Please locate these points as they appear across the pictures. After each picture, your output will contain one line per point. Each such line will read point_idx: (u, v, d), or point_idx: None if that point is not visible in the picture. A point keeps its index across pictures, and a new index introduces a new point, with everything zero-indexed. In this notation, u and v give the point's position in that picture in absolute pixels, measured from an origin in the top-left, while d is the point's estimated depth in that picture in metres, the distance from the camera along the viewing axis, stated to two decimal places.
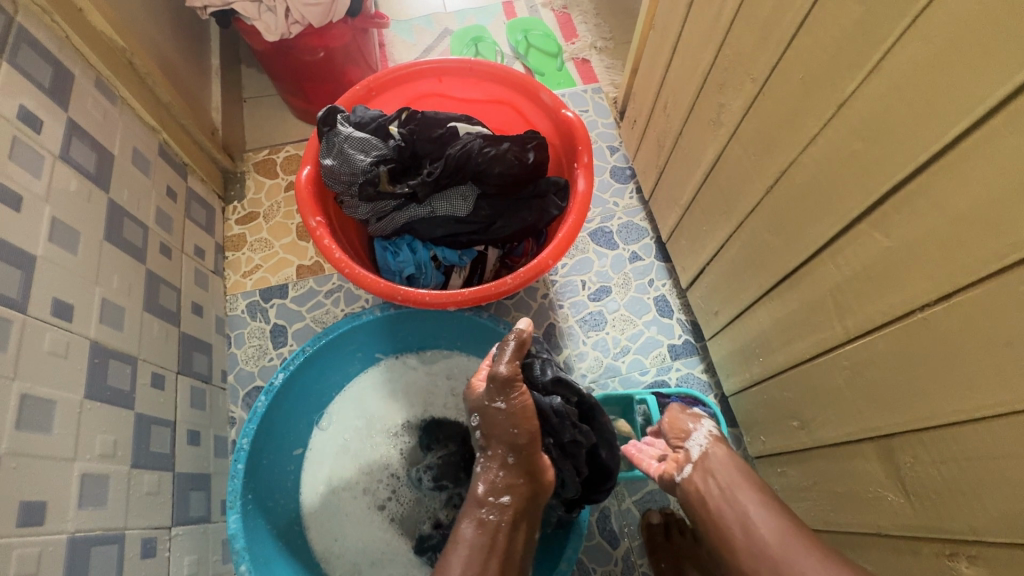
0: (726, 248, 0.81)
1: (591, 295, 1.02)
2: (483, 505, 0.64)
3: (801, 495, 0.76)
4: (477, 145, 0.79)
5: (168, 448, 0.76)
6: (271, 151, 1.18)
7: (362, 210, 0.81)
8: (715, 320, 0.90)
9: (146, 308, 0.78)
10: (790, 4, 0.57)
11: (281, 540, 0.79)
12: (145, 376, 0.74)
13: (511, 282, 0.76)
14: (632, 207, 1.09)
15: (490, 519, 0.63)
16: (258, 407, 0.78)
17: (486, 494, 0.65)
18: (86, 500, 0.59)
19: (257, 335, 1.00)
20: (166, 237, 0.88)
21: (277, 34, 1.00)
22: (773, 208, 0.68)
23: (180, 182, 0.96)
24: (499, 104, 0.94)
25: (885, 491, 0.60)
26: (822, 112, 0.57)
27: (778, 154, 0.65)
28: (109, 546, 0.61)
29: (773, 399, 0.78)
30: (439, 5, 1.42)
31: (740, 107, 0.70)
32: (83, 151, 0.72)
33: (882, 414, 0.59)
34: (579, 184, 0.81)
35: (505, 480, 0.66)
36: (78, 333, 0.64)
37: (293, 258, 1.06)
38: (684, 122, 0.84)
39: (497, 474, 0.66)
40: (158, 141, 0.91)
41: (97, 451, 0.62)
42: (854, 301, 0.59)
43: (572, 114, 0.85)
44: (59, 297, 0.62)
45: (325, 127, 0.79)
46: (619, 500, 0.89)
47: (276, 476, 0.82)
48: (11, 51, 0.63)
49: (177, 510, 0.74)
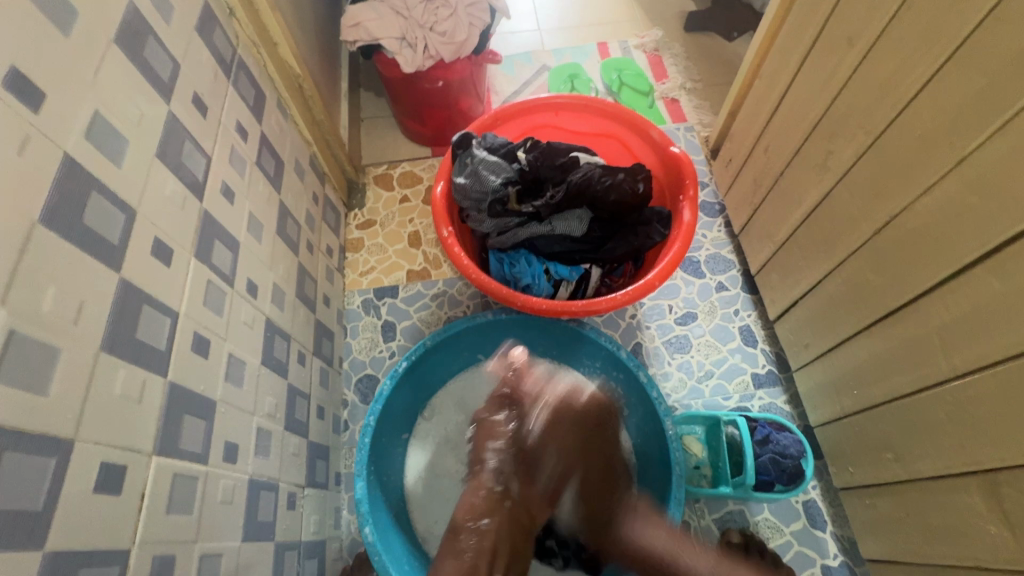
0: (824, 283, 0.86)
1: (677, 319, 1.07)
2: (478, 519, 0.74)
3: (893, 528, 0.80)
4: (597, 174, 0.89)
5: (305, 417, 0.86)
6: (389, 167, 1.31)
7: (486, 224, 0.91)
8: (805, 353, 0.94)
9: (296, 295, 0.90)
10: (916, 64, 0.64)
11: (392, 513, 0.87)
12: (294, 353, 0.86)
13: (621, 298, 0.82)
14: (721, 240, 1.14)
15: (472, 544, 0.72)
16: (385, 388, 0.88)
17: (464, 519, 0.74)
18: (259, 450, 0.70)
19: (370, 329, 1.11)
20: (310, 236, 1.01)
21: (413, 67, 1.11)
22: (881, 248, 0.73)
23: (320, 189, 1.10)
24: (606, 138, 1.03)
25: (987, 524, 0.65)
26: (941, 164, 0.63)
27: (892, 200, 0.70)
28: (270, 492, 0.71)
29: (866, 430, 0.82)
30: (537, 42, 1.50)
31: (851, 155, 0.76)
32: (268, 159, 0.85)
33: (987, 447, 0.63)
34: (684, 214, 0.88)
35: (482, 504, 0.75)
36: (259, 309, 0.76)
37: (404, 263, 1.18)
38: (787, 164, 0.91)
39: (477, 497, 0.76)
40: (310, 153, 1.06)
41: (267, 410, 0.74)
42: (963, 340, 0.64)
43: (679, 150, 0.92)
44: (251, 278, 0.75)
45: (460, 149, 0.90)
46: (698, 516, 0.92)
47: (388, 454, 0.91)
48: (235, 74, 0.77)
49: (308, 473, 0.85)
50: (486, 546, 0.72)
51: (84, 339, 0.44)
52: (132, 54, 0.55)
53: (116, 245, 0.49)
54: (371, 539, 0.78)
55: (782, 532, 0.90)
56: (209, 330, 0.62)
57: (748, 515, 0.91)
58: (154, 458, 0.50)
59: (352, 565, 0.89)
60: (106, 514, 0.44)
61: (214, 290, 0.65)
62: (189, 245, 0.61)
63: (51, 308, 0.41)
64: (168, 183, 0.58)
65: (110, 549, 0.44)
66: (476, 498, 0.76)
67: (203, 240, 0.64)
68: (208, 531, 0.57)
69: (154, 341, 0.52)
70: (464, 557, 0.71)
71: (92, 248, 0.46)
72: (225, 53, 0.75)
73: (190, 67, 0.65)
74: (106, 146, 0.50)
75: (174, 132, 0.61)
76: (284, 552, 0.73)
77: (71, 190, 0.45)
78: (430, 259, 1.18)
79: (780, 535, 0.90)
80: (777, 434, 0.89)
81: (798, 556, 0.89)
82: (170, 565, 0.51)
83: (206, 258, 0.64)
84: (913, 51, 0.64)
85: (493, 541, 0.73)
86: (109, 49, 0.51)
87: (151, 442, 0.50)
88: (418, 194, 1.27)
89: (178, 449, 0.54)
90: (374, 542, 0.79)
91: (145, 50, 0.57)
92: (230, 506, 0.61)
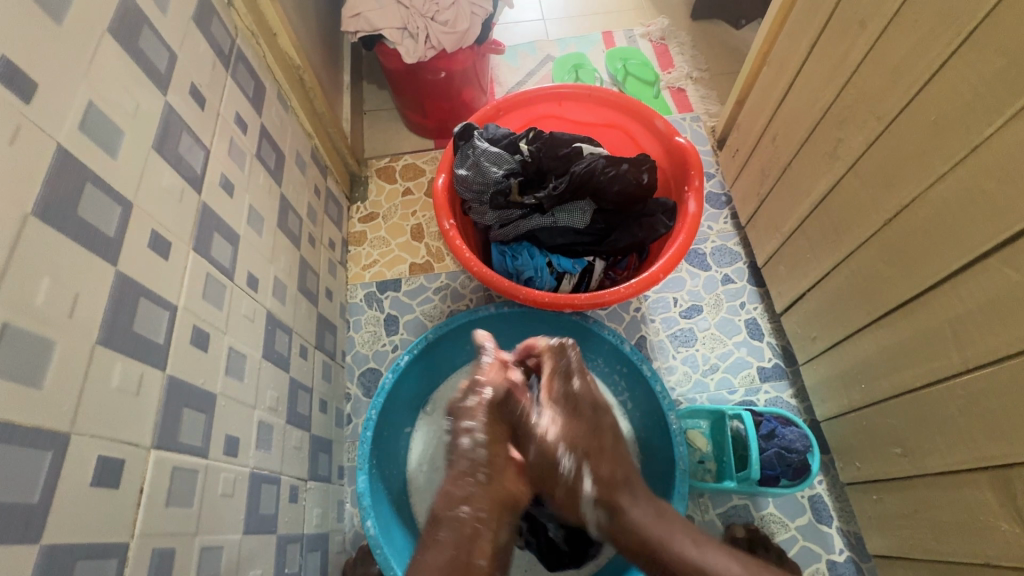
0: (832, 276, 0.84)
1: (682, 312, 1.06)
2: (456, 507, 0.61)
3: (900, 523, 0.79)
4: (600, 165, 0.87)
5: (307, 410, 0.86)
6: (391, 159, 1.30)
7: (488, 216, 0.90)
8: (812, 346, 0.93)
9: (298, 288, 0.90)
10: (928, 50, 0.62)
11: (394, 506, 0.87)
12: (296, 347, 0.86)
13: (624, 291, 0.81)
14: (727, 232, 1.12)
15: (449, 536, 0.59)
16: (387, 382, 0.88)
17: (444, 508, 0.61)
18: (260, 443, 0.70)
19: (373, 322, 1.11)
20: (312, 229, 1.01)
21: (414, 57, 1.10)
22: (893, 238, 0.72)
23: (322, 182, 1.09)
24: (610, 128, 1.02)
25: (998, 520, 0.63)
26: (955, 152, 0.61)
27: (901, 190, 0.69)
28: (272, 485, 0.71)
29: (875, 424, 0.81)
30: (541, 32, 1.48)
31: (861, 144, 0.74)
32: (268, 151, 0.85)
33: (999, 443, 0.62)
34: (690, 206, 0.87)
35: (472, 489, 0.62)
36: (259, 302, 0.75)
37: (407, 256, 1.17)
38: (795, 154, 0.89)
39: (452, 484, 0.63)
40: (311, 145, 1.05)
41: (268, 403, 0.73)
42: (976, 333, 0.63)
43: (684, 140, 0.91)
44: (252, 272, 0.74)
45: (462, 141, 0.89)
46: (702, 510, 0.91)
47: (391, 447, 0.91)
48: (234, 66, 0.77)
49: (311, 467, 0.85)
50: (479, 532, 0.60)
51: (80, 331, 0.44)
52: (127, 44, 0.54)
53: (112, 237, 0.49)
54: (372, 532, 0.78)
55: (787, 527, 0.89)
56: (209, 323, 0.62)
57: (753, 510, 0.90)
58: (153, 451, 0.50)
59: (355, 558, 0.89)
60: (104, 507, 0.44)
61: (213, 284, 0.64)
62: (188, 238, 0.60)
63: (45, 302, 0.41)
64: (164, 175, 0.58)
65: (108, 542, 0.44)
66: (454, 484, 0.62)
67: (202, 233, 0.63)
68: (208, 524, 0.56)
69: (152, 334, 0.52)
70: (444, 551, 0.58)
71: (89, 242, 0.46)
72: (223, 44, 0.74)
73: (188, 58, 0.65)
74: (101, 137, 0.49)
75: (172, 124, 0.60)
76: (286, 545, 0.73)
77: (66, 181, 0.45)
78: (432, 252, 1.18)
79: (786, 530, 0.89)
80: (783, 428, 0.88)
81: (803, 551, 0.88)
82: (170, 558, 0.51)
83: (204, 250, 0.63)
84: (926, 35, 0.62)
85: (475, 526, 0.60)
86: (104, 40, 0.51)
87: (150, 435, 0.50)
88: (420, 187, 1.26)
89: (177, 443, 0.53)
90: (377, 535, 0.79)
91: (141, 40, 0.56)
92: (231, 498, 0.61)
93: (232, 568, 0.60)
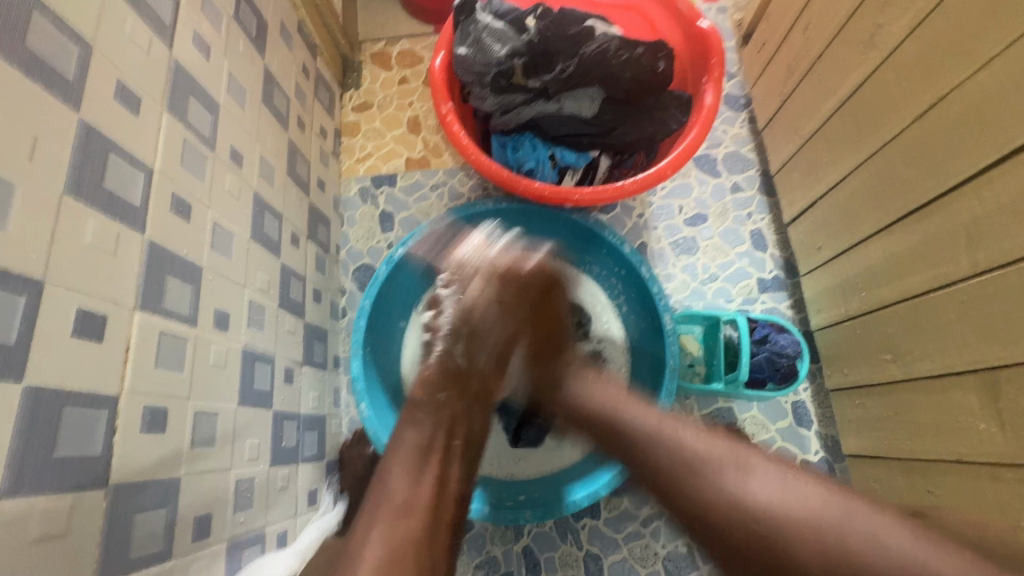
0: (849, 181, 0.80)
1: (686, 220, 1.02)
2: (435, 394, 0.63)
3: (878, 427, 0.81)
4: (613, 47, 0.80)
5: (300, 298, 0.86)
6: (387, 44, 1.19)
7: (489, 101, 0.83)
8: (817, 256, 0.90)
9: (288, 173, 0.86)
10: None
11: (388, 394, 0.90)
12: (287, 234, 0.83)
13: (628, 187, 0.77)
14: (742, 137, 1.06)
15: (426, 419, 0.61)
16: (381, 274, 0.86)
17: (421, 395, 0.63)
18: (252, 323, 0.70)
19: (367, 218, 1.08)
20: (300, 112, 0.94)
21: None
22: (920, 137, 0.67)
23: (311, 61, 1.01)
24: (627, 10, 0.91)
25: (977, 422, 0.65)
26: (1012, 30, 0.55)
27: (942, 80, 0.63)
28: (266, 364, 0.72)
29: (869, 333, 0.81)
30: None
31: (905, 28, 0.67)
32: (247, 15, 0.76)
33: (993, 346, 0.62)
34: (706, 97, 0.80)
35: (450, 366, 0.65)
36: (245, 181, 0.72)
37: (403, 150, 1.11)
38: (829, 44, 0.80)
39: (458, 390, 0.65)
40: (297, 18, 0.95)
41: (258, 285, 0.72)
42: (991, 236, 0.60)
43: (708, 24, 0.82)
44: (234, 146, 0.70)
45: (463, 16, 0.81)
46: (688, 411, 0.94)
47: (384, 338, 0.92)
48: None
49: (306, 353, 0.86)
50: (443, 420, 0.61)
51: (43, 177, 0.41)
52: None
53: (72, 80, 0.45)
54: (365, 414, 0.82)
55: (768, 429, 0.93)
56: (189, 194, 0.58)
57: (736, 412, 0.93)
58: (137, 312, 0.49)
59: (351, 441, 0.93)
60: (90, 358, 0.43)
61: (192, 152, 0.60)
62: (160, 97, 0.55)
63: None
64: (128, 21, 0.52)
65: (95, 394, 0.44)
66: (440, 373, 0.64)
67: (175, 93, 0.58)
68: (200, 390, 0.57)
69: (126, 195, 0.49)
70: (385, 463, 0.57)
71: (41, 79, 0.42)
72: None
73: None
74: None
75: None
76: (282, 421, 0.75)
77: (6, 2, 0.39)
78: (430, 147, 1.11)
79: (766, 431, 0.93)
80: (776, 335, 0.88)
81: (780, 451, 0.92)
82: (163, 417, 0.51)
83: (179, 114, 0.59)
84: None
85: (452, 411, 0.62)
86: None
87: (132, 297, 0.48)
88: (418, 75, 1.16)
89: (163, 308, 0.52)
90: (369, 418, 0.82)
91: None
92: (222, 369, 0.61)
93: (229, 435, 0.62)
